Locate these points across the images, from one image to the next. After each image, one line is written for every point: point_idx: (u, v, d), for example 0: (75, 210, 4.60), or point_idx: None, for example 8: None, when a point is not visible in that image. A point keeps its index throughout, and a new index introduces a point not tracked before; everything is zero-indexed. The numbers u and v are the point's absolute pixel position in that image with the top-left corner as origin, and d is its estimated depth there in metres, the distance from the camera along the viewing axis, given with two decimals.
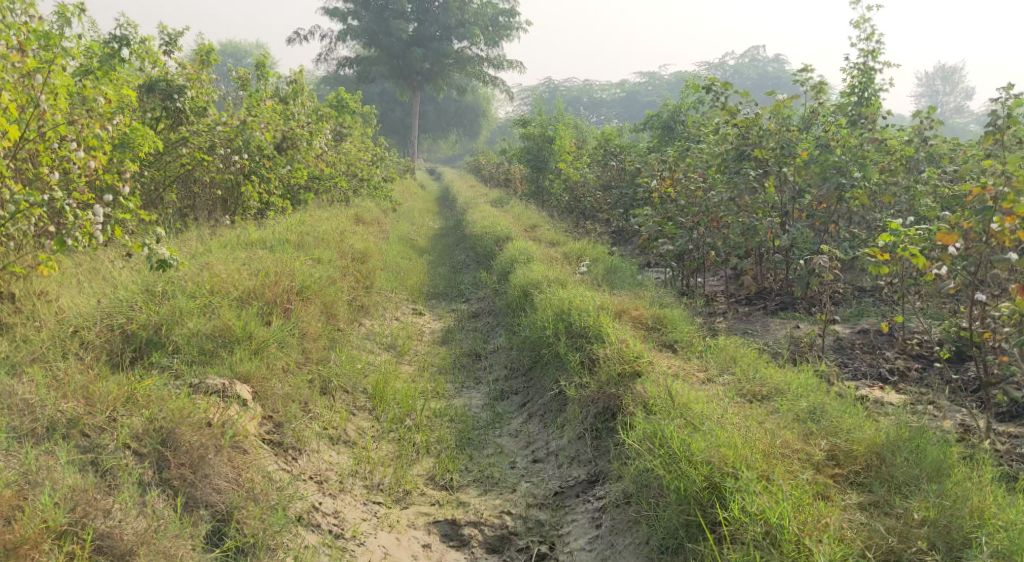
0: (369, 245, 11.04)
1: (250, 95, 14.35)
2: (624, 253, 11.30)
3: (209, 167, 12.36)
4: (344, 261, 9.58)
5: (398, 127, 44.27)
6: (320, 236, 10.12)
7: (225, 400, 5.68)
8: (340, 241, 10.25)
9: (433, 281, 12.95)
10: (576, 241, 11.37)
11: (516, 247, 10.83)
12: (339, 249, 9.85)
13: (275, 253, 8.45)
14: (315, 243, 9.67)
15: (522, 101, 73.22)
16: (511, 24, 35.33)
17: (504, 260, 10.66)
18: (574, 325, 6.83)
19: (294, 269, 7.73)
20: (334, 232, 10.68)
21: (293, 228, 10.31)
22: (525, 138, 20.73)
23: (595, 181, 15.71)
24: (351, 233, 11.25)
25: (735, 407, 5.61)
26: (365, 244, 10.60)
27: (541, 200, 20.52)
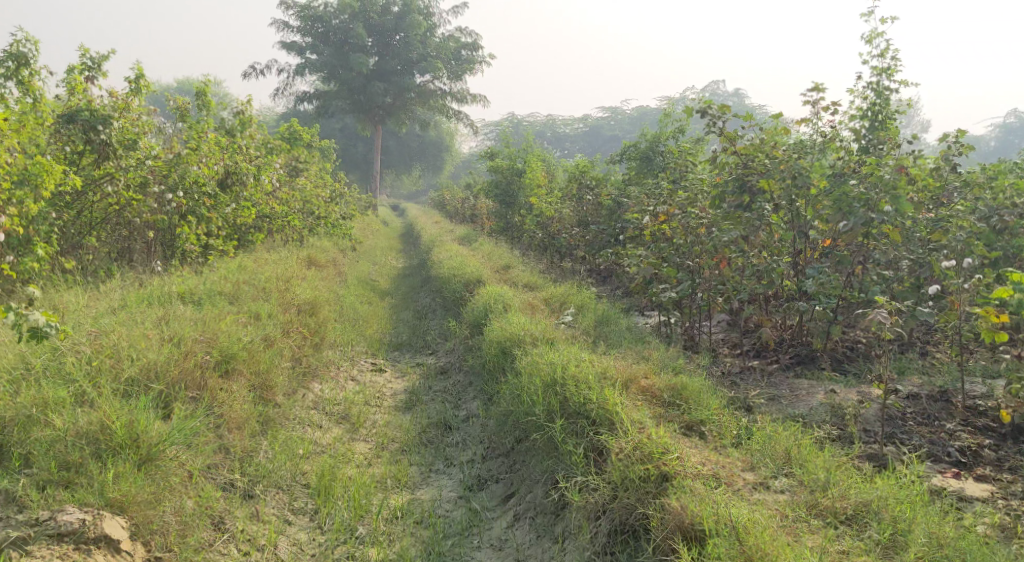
0: (322, 294, 9.73)
1: (191, 127, 13.01)
2: (610, 296, 10.11)
3: (141, 209, 11.00)
4: (290, 313, 8.27)
5: (360, 163, 43.05)
6: (264, 284, 8.80)
7: (84, 545, 4.58)
8: (287, 290, 8.94)
9: (395, 330, 11.68)
10: (556, 284, 10.16)
11: (488, 292, 9.61)
12: (284, 299, 8.54)
13: (204, 309, 7.12)
14: (254, 293, 8.35)
15: (486, 135, 72.50)
16: (474, 57, 34.35)
17: (474, 308, 9.43)
18: (571, 399, 5.61)
19: (222, 332, 6.42)
20: (280, 279, 9.36)
21: (233, 276, 8.98)
22: (493, 171, 19.58)
23: (570, 217, 14.60)
24: (302, 279, 9.94)
25: (816, 537, 4.54)
26: (315, 293, 9.30)
27: (511, 237, 19.36)
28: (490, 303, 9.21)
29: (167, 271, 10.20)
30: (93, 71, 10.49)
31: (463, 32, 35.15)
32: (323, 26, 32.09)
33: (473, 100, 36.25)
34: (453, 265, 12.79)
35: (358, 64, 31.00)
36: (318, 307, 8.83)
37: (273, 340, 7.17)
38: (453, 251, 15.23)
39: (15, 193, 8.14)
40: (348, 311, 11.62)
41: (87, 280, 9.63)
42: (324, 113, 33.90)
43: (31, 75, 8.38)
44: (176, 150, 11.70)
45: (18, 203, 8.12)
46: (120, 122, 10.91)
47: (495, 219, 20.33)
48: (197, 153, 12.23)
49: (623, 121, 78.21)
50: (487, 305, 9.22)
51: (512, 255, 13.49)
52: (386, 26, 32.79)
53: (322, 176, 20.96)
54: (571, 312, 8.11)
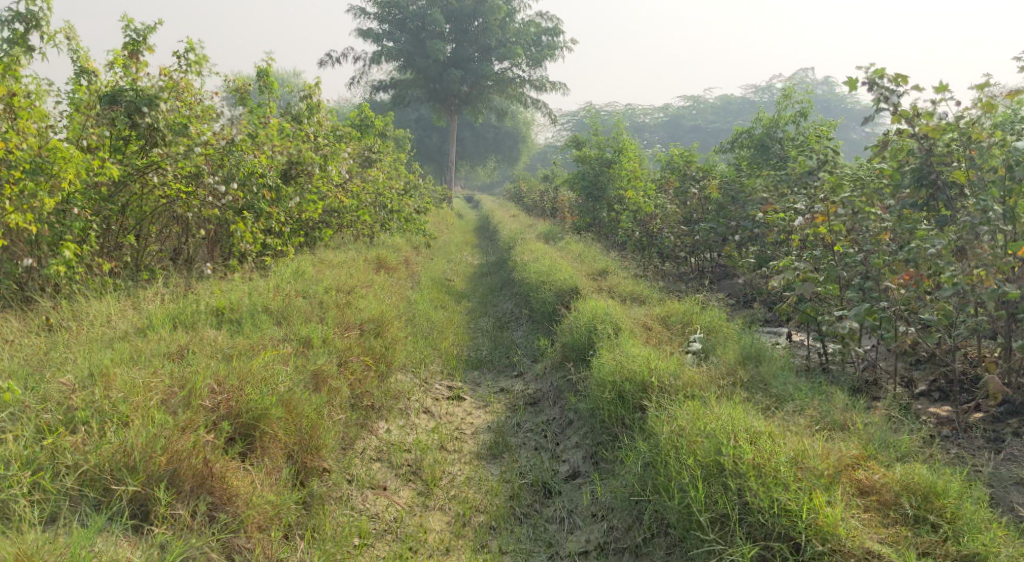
0: (392, 308, 8.28)
1: (252, 113, 11.71)
2: (733, 313, 8.38)
3: (192, 203, 9.76)
4: (349, 336, 6.80)
5: (434, 154, 41.89)
6: (320, 297, 7.37)
7: None
8: (348, 303, 7.48)
9: (475, 345, 10.17)
10: (670, 298, 8.49)
11: (590, 307, 8.00)
12: (344, 317, 7.07)
13: (235, 341, 5.97)
14: (305, 308, 6.94)
15: (562, 126, 70.75)
16: (555, 43, 32.47)
17: (572, 326, 7.83)
18: (766, 511, 4.62)
19: (244, 396, 5.33)
20: (343, 289, 7.92)
21: (286, 285, 7.57)
22: (579, 161, 17.95)
23: (674, 212, 12.85)
24: (367, 288, 8.48)
25: None
26: (383, 306, 7.82)
27: (598, 234, 17.66)
28: (594, 321, 7.60)
29: (217, 277, 8.91)
30: (139, 46, 9.22)
31: (544, 17, 33.47)
32: (401, 12, 30.93)
33: (553, 88, 34.59)
34: (541, 267, 11.22)
35: (435, 50, 29.58)
36: (385, 325, 7.34)
37: (322, 380, 5.95)
38: (538, 249, 13.64)
39: (26, 182, 6.66)
40: (420, 322, 10.17)
41: (125, 287, 8.36)
42: (399, 102, 32.76)
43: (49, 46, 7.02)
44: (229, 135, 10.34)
45: (29, 196, 6.64)
46: (170, 105, 9.66)
47: (580, 214, 18.65)
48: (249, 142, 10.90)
49: (705, 110, 75.27)
50: (589, 324, 7.61)
51: (607, 257, 11.83)
52: (465, 12, 31.34)
53: (395, 166, 19.56)
54: (697, 339, 6.59)
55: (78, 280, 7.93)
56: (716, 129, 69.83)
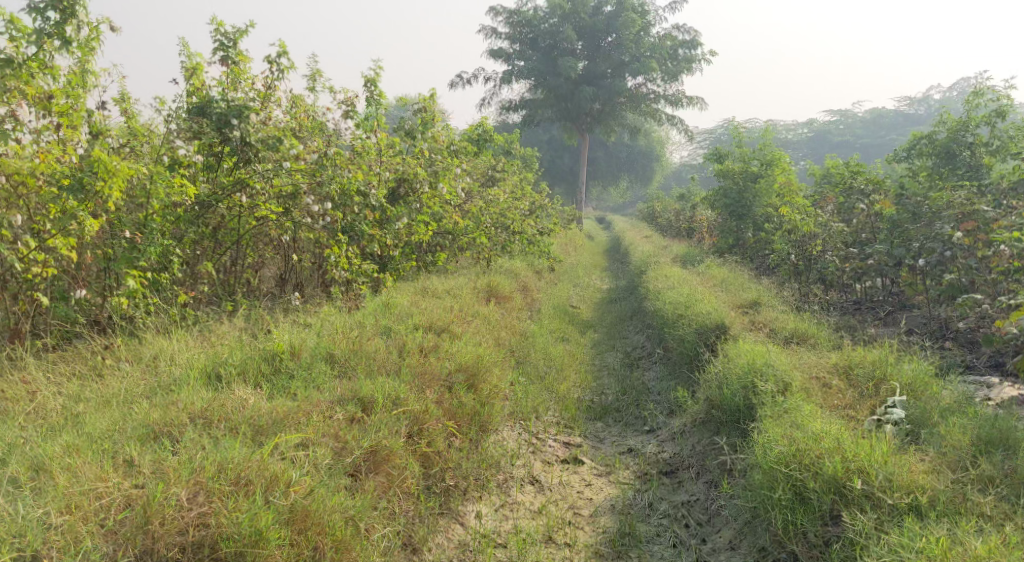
0: (493, 352, 7.04)
1: (358, 127, 10.69)
2: (930, 361, 6.52)
3: (286, 224, 8.88)
4: (429, 393, 5.76)
5: (565, 175, 40.76)
6: (404, 342, 6.37)
7: None
8: (434, 350, 6.39)
9: (599, 390, 8.69)
10: (845, 342, 6.73)
11: (745, 356, 6.35)
12: (427, 367, 5.99)
13: (273, 404, 5.27)
14: (378, 356, 6.01)
15: (700, 144, 68.11)
16: (693, 56, 30.43)
17: (724, 379, 6.23)
18: None
19: (228, 510, 4.49)
20: (427, 331, 6.80)
21: (370, 329, 6.60)
22: (720, 177, 16.15)
23: (838, 232, 10.91)
24: (464, 327, 7.25)
25: None
26: (480, 350, 6.58)
27: (742, 256, 15.75)
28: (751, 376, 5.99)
29: (303, 309, 7.92)
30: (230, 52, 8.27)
31: (681, 30, 31.69)
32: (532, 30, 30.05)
33: (689, 102, 32.66)
34: (678, 297, 9.62)
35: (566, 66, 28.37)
36: (479, 376, 6.15)
37: (380, 459, 5.17)
38: (673, 274, 11.99)
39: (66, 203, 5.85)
40: (535, 362, 8.80)
41: (202, 320, 7.50)
42: (529, 121, 31.84)
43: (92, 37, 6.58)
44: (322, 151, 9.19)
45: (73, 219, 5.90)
46: (261, 116, 8.77)
47: (722, 235, 16.78)
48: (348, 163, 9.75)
49: (854, 123, 70.50)
50: (745, 381, 6.00)
51: (757, 285, 10.09)
52: (598, 27, 29.97)
53: (520, 185, 18.29)
54: (896, 401, 5.37)
55: (149, 313, 7.13)
56: (866, 143, 65.15)
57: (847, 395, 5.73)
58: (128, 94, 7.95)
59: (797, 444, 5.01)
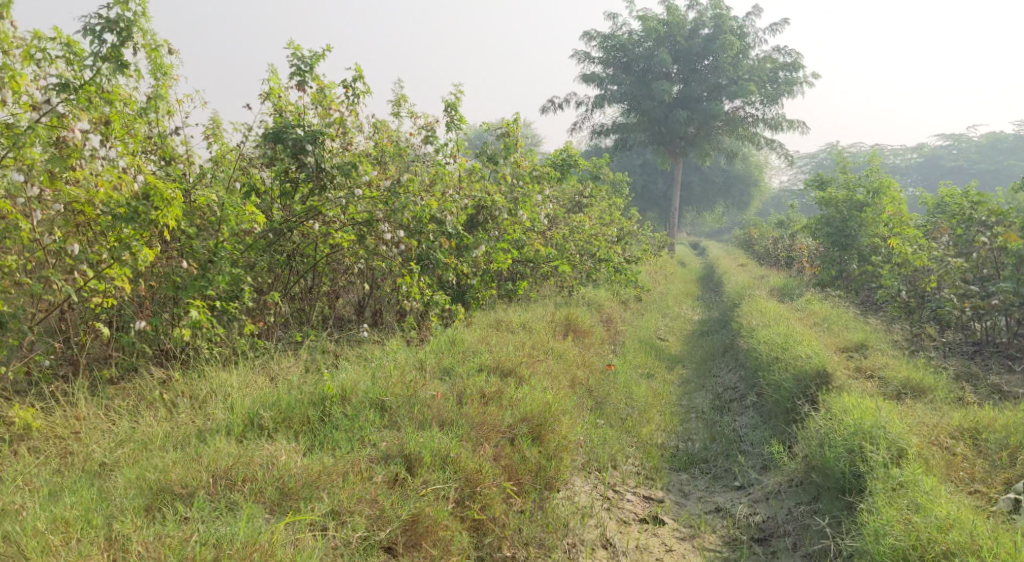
0: (566, 396, 6.86)
1: (437, 152, 10.40)
2: None
3: (360, 251, 8.60)
4: (486, 450, 5.60)
5: (658, 200, 39.93)
6: (466, 390, 6.23)
7: None
8: (496, 400, 6.19)
9: (685, 435, 8.06)
10: (968, 408, 5.99)
11: (854, 418, 5.74)
12: (486, 421, 5.84)
13: (309, 464, 5.12)
14: (435, 407, 5.88)
15: (800, 169, 65.91)
16: (794, 79, 29.23)
17: (832, 440, 5.66)
18: None
19: None
20: (496, 373, 6.83)
21: (436, 374, 6.53)
22: (822, 204, 15.29)
23: (955, 267, 9.95)
24: (533, 370, 7.06)
25: None
26: (547, 398, 6.36)
27: (845, 289, 14.79)
28: (860, 441, 5.53)
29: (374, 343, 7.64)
30: (307, 76, 8.05)
31: (782, 52, 30.63)
32: (626, 55, 29.58)
33: (789, 127, 31.44)
34: (774, 334, 8.91)
35: (660, 91, 27.74)
36: (545, 429, 6.02)
37: (421, 532, 4.93)
38: (769, 309, 11.21)
39: (125, 232, 5.90)
40: (616, 403, 8.28)
41: (271, 353, 7.28)
42: (621, 146, 31.29)
43: (150, 53, 6.38)
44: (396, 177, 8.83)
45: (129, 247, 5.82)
46: (337, 142, 8.58)
47: (823, 266, 15.79)
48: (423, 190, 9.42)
49: (967, 147, 66.87)
50: (854, 444, 5.54)
51: (863, 324, 9.29)
52: (694, 51, 29.24)
53: (608, 212, 17.73)
54: None
55: (215, 346, 6.95)
56: (982, 168, 61.62)
57: (978, 469, 5.30)
58: (214, 122, 7.88)
59: (918, 534, 4.67)
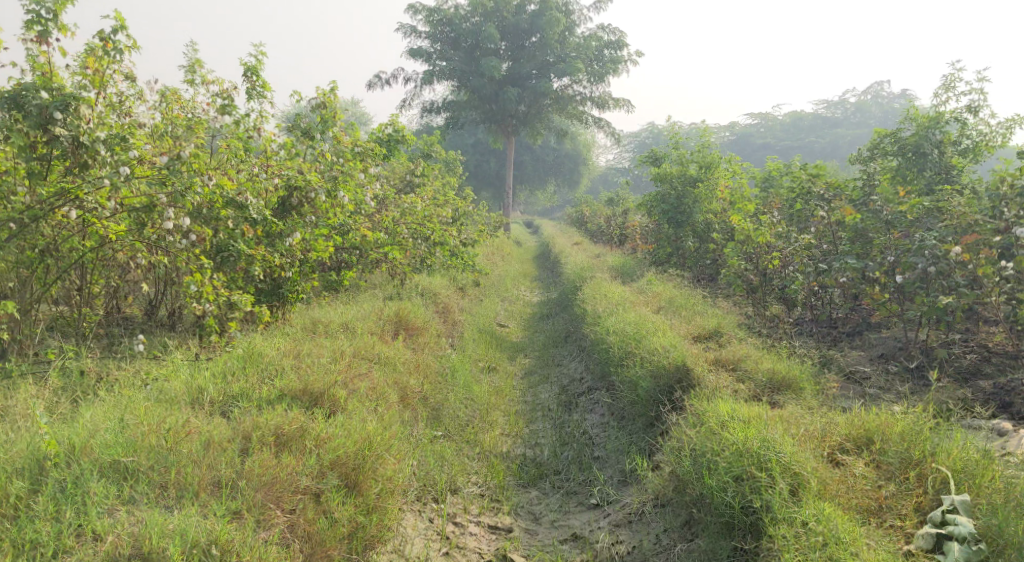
0: (388, 420, 6.06)
1: (237, 126, 8.86)
2: (935, 429, 5.40)
3: (137, 246, 7.10)
4: (276, 522, 4.93)
5: (491, 179, 39.35)
6: (261, 431, 5.43)
7: None
8: (297, 443, 5.43)
9: (533, 439, 7.21)
10: (844, 418, 5.55)
11: (738, 436, 5.33)
12: (278, 478, 5.10)
13: None
14: (221, 465, 5.10)
15: (626, 146, 67.65)
16: (619, 57, 29.13)
17: (716, 468, 5.24)
18: None
19: None
20: (302, 402, 5.94)
21: (234, 408, 5.68)
22: (657, 180, 14.93)
23: (804, 246, 9.45)
24: (349, 392, 6.21)
25: None
26: (368, 432, 5.62)
27: (682, 266, 14.58)
28: (745, 467, 5.15)
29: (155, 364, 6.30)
30: (50, 27, 6.33)
31: (607, 30, 30.61)
32: (453, 29, 28.30)
33: (616, 104, 31.62)
34: (622, 322, 8.23)
35: (489, 67, 26.82)
36: (362, 474, 5.33)
37: None
38: (613, 292, 10.58)
39: None
40: (456, 409, 7.31)
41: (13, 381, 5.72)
42: (453, 123, 30.21)
43: None
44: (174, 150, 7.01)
45: None
46: (99, 110, 6.91)
47: (660, 243, 15.50)
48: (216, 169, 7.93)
49: (775, 126, 71.06)
50: (741, 471, 5.14)
51: (710, 308, 8.83)
52: (521, 27, 28.43)
53: (442, 191, 16.60)
54: (957, 505, 4.74)
55: None
56: (788, 144, 65.62)
57: (885, 494, 4.98)
58: None
59: None
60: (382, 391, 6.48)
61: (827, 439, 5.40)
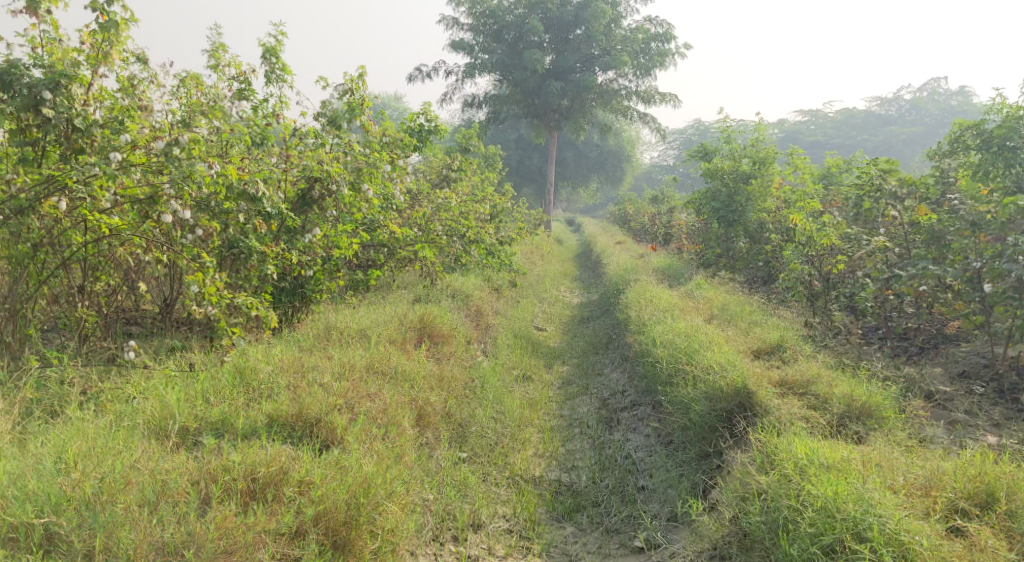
0: (396, 450, 5.58)
1: (256, 112, 8.25)
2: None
3: (138, 241, 6.44)
4: None
5: (532, 175, 38.57)
6: (230, 475, 4.91)
7: None
8: (276, 489, 4.91)
9: (568, 461, 6.44)
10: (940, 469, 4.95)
11: (825, 489, 4.75)
12: (241, 542, 4.54)
13: None
14: (168, 525, 4.54)
15: (671, 143, 66.29)
16: (666, 51, 28.06)
17: (800, 532, 4.63)
18: None
19: None
20: (293, 431, 5.53)
21: (204, 442, 5.20)
22: (707, 176, 14.02)
23: (875, 249, 8.57)
24: (352, 417, 5.76)
25: None
26: (367, 472, 5.09)
27: (732, 269, 13.68)
28: (838, 534, 4.54)
29: (149, 381, 5.75)
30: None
31: (654, 23, 29.64)
32: (496, 22, 27.40)
33: (662, 100, 30.59)
34: (671, 332, 7.42)
35: (532, 59, 26.01)
36: (353, 532, 4.78)
37: None
38: (660, 296, 9.75)
39: None
40: (484, 426, 6.59)
41: None
42: (494, 117, 29.43)
43: None
44: (172, 134, 6.22)
45: None
46: (98, 92, 6.32)
47: (708, 244, 14.57)
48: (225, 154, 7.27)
49: (826, 123, 69.05)
50: (834, 541, 4.53)
51: (769, 317, 7.98)
52: (566, 19, 27.46)
53: (480, 187, 15.83)
54: None
55: None
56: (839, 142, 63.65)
57: None
58: None
59: None
60: (394, 412, 5.93)
61: (932, 492, 4.81)
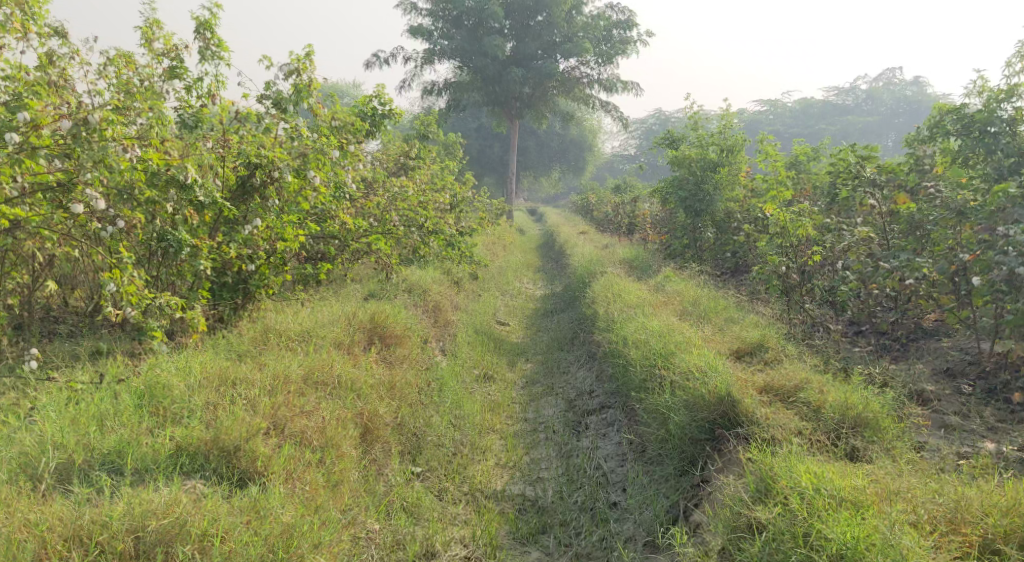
0: (330, 484, 5.08)
1: (190, 93, 7.53)
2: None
3: (47, 235, 5.77)
4: None
5: (494, 164, 37.93)
6: (108, 533, 4.31)
7: None
8: (170, 550, 4.34)
9: (534, 472, 5.92)
10: (955, 494, 4.56)
11: (841, 529, 4.32)
12: None
13: None
14: None
15: (633, 132, 66.09)
16: (629, 38, 27.54)
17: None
18: None
19: None
20: (204, 467, 4.92)
21: (74, 491, 4.56)
22: (674, 165, 13.53)
23: (855, 240, 8.15)
24: (279, 444, 5.21)
25: None
26: (286, 522, 4.59)
27: (701, 260, 13.23)
28: None
29: (54, 411, 5.12)
30: None
31: (615, 9, 29.10)
32: (456, 8, 26.57)
33: (625, 88, 30.13)
34: (643, 331, 6.90)
35: (493, 46, 25.33)
36: None
37: None
38: (630, 291, 9.23)
39: None
40: (441, 438, 6.03)
41: None
42: (455, 106, 28.70)
43: None
44: (79, 111, 5.50)
45: None
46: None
47: (675, 234, 14.09)
48: (149, 133, 6.58)
49: (786, 113, 69.36)
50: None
51: (747, 314, 7.51)
52: (527, 5, 26.76)
53: (440, 176, 15.17)
54: None
55: None
56: (798, 132, 63.97)
57: None
58: None
59: None
60: (333, 432, 5.39)
61: (959, 526, 4.38)
